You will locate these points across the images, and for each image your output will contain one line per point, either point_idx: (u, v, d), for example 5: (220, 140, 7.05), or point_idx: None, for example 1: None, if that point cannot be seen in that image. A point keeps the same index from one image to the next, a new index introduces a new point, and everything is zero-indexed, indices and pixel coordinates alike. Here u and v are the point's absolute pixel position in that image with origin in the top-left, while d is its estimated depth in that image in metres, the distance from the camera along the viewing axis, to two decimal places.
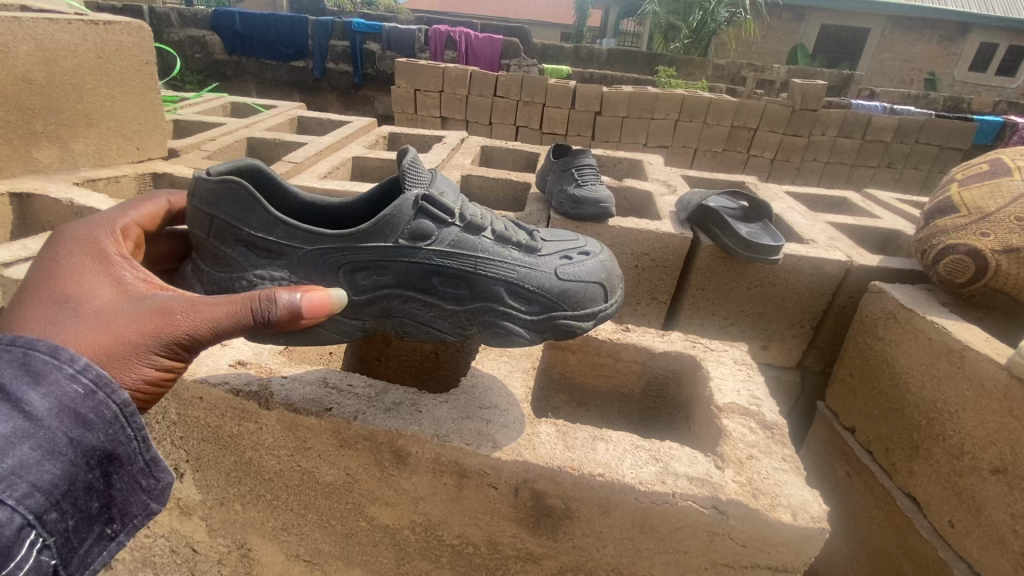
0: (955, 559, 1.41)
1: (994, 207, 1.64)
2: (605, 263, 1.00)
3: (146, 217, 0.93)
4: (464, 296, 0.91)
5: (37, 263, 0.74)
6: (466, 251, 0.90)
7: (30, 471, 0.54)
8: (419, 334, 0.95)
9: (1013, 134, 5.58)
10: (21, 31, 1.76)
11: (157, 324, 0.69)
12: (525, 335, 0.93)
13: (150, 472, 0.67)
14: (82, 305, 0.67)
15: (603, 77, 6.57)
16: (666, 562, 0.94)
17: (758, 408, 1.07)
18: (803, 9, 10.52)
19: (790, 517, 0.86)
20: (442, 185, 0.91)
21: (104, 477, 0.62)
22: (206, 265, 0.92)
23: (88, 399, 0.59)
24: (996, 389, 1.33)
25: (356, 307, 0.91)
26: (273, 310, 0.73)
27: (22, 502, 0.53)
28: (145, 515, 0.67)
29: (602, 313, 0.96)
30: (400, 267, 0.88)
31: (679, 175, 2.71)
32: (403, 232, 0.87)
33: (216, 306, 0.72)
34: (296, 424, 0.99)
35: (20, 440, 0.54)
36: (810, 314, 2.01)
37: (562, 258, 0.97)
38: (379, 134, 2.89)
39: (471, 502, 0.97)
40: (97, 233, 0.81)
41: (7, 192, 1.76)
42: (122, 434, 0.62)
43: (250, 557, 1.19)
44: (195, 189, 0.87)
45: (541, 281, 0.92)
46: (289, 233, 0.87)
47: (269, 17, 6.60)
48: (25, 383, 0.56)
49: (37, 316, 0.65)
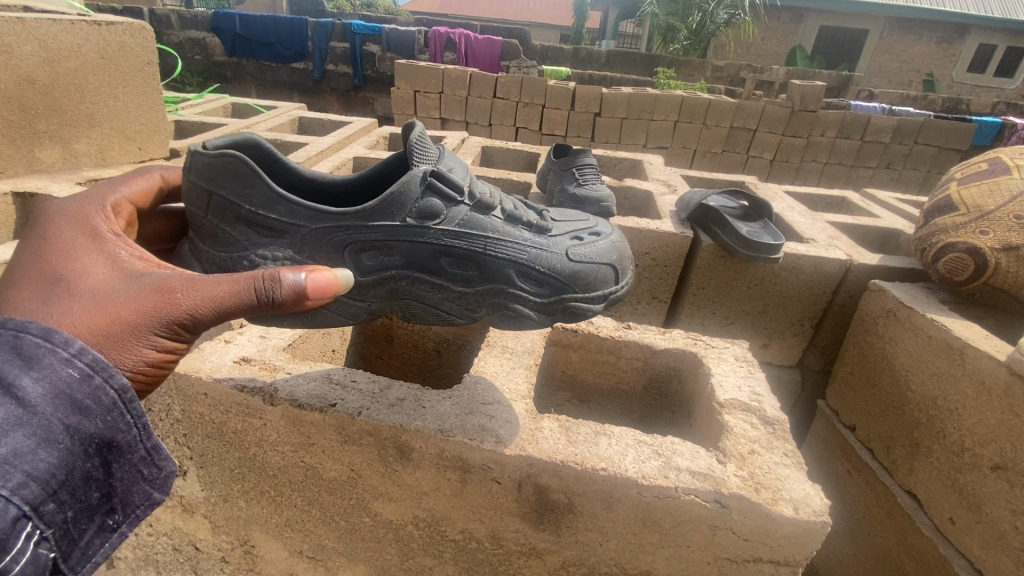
0: (954, 556, 1.42)
1: (992, 206, 1.65)
2: (616, 243, 1.02)
3: (138, 194, 0.93)
4: (473, 278, 0.91)
5: (29, 240, 0.74)
6: (475, 231, 0.90)
7: (25, 460, 0.54)
8: (427, 316, 0.94)
9: (1011, 135, 5.61)
10: (24, 31, 1.77)
11: (157, 304, 0.69)
12: (535, 318, 0.94)
13: (152, 461, 0.67)
14: (78, 285, 0.68)
15: (603, 78, 6.59)
16: (668, 557, 0.95)
17: (760, 404, 1.08)
18: (802, 10, 10.54)
19: (792, 511, 0.86)
20: (449, 162, 0.92)
21: (103, 466, 0.62)
22: (205, 245, 0.91)
23: (84, 384, 0.60)
24: (996, 385, 1.33)
25: (361, 289, 0.89)
26: (277, 290, 0.72)
27: (16, 492, 0.54)
28: (148, 505, 0.68)
29: (612, 294, 0.98)
30: (407, 247, 0.88)
31: (678, 175, 2.72)
32: (411, 211, 0.87)
33: (218, 285, 0.72)
34: (300, 420, 1.00)
35: (13, 428, 0.54)
36: (809, 314, 2.02)
37: (572, 239, 0.99)
38: (379, 135, 2.90)
39: (474, 496, 0.98)
40: (86, 209, 0.80)
41: (10, 191, 1.76)
42: (121, 421, 0.63)
43: (253, 554, 1.19)
44: (192, 164, 0.86)
45: (551, 262, 0.93)
46: (291, 211, 0.86)
47: (269, 18, 6.61)
48: (17, 367, 0.56)
49: (33, 296, 0.65)
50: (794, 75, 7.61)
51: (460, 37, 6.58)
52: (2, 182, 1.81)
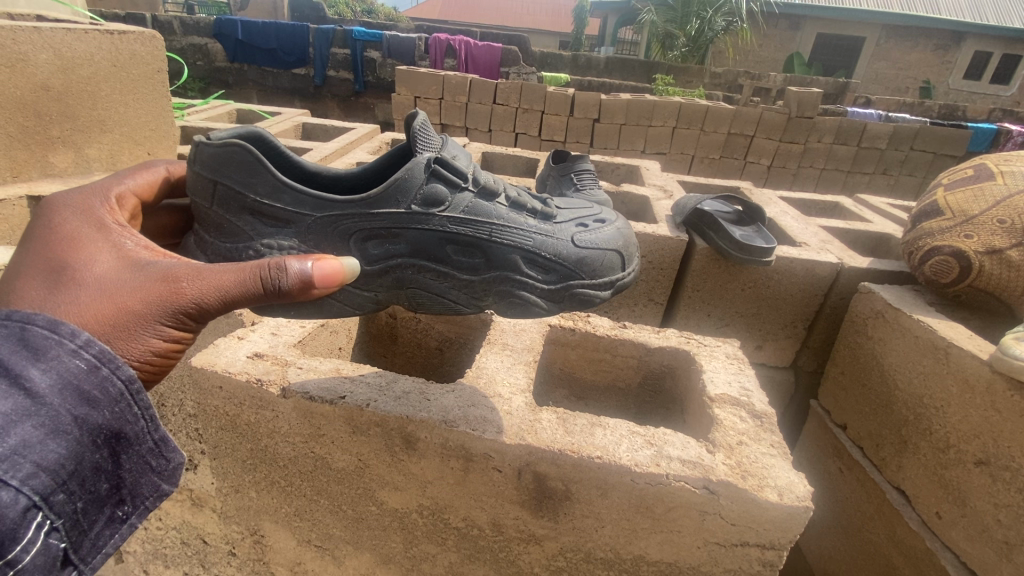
0: (942, 549, 1.46)
1: (977, 211, 1.71)
2: (622, 231, 1.08)
3: (144, 186, 0.97)
4: (479, 265, 0.95)
5: (36, 233, 0.77)
6: (480, 218, 0.95)
7: (34, 451, 0.58)
8: (434, 305, 0.98)
9: (1007, 141, 5.69)
10: (41, 40, 1.83)
11: (165, 293, 0.74)
12: (542, 305, 0.98)
13: (160, 452, 0.71)
14: (87, 276, 0.72)
15: (602, 85, 6.67)
16: (660, 542, 1.00)
17: (748, 399, 1.13)
18: (797, 18, 10.69)
19: (776, 497, 0.92)
20: (453, 150, 0.98)
21: (111, 457, 0.66)
22: (211, 236, 0.94)
23: (92, 374, 0.63)
24: (978, 382, 1.38)
25: (369, 279, 0.94)
26: (283, 278, 0.76)
27: (26, 483, 0.57)
28: (157, 496, 0.72)
29: (618, 281, 1.03)
30: (413, 234, 0.93)
31: (675, 179, 2.78)
32: (416, 198, 0.92)
33: (225, 274, 0.76)
34: (311, 412, 1.05)
35: (22, 418, 0.57)
36: (802, 315, 2.07)
37: (578, 226, 1.05)
38: (382, 141, 2.96)
39: (475, 484, 1.03)
40: (91, 201, 0.84)
41: (26, 195, 1.81)
42: (128, 412, 0.66)
43: (262, 544, 1.24)
44: (196, 155, 0.90)
45: (557, 249, 0.99)
46: (297, 199, 0.91)
47: (270, 25, 6.70)
48: (25, 359, 0.59)
49: (41, 289, 0.70)
50: (792, 81, 7.70)
51: (460, 44, 6.67)
52: (17, 185, 1.86)
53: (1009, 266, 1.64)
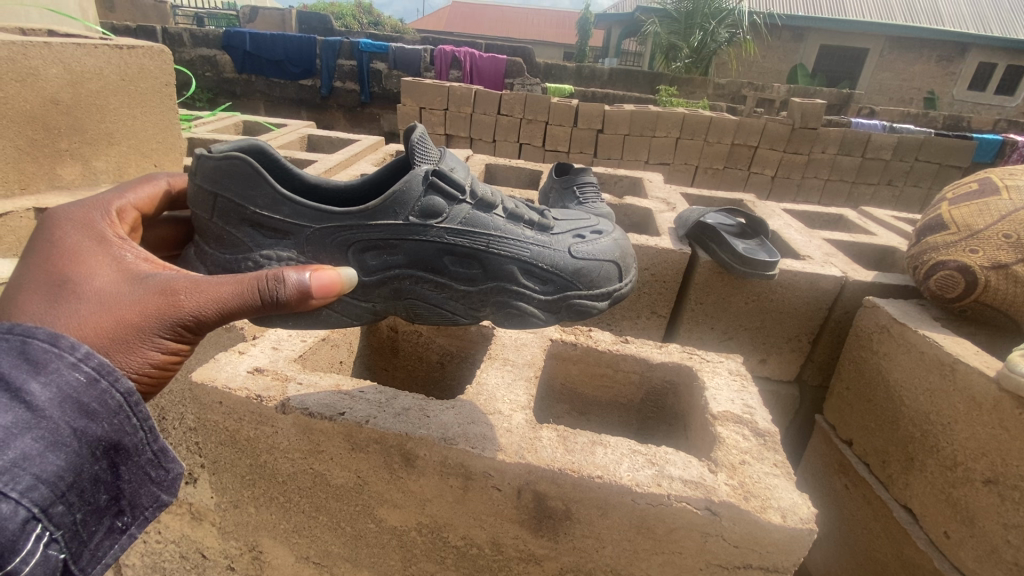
0: (950, 569, 1.43)
1: (982, 225, 1.70)
2: (619, 242, 1.08)
3: (144, 199, 0.97)
4: (476, 277, 0.95)
5: (37, 247, 0.77)
6: (477, 229, 0.95)
7: (33, 463, 0.57)
8: (431, 316, 0.98)
9: (1013, 151, 5.67)
10: (50, 55, 1.85)
11: (162, 306, 0.74)
12: (540, 315, 0.98)
13: (159, 463, 0.71)
14: (85, 289, 0.72)
15: (606, 96, 6.72)
16: (662, 563, 0.98)
17: (751, 416, 1.12)
18: (801, 29, 10.74)
19: (780, 518, 0.90)
20: (452, 163, 0.98)
21: (111, 468, 0.66)
22: (210, 248, 0.94)
23: (90, 387, 0.62)
24: (986, 400, 1.37)
25: (365, 289, 0.93)
26: (281, 290, 0.75)
27: (26, 495, 0.57)
28: (156, 507, 0.72)
29: (615, 292, 1.03)
30: (411, 246, 0.93)
31: (678, 191, 2.78)
32: (413, 210, 0.92)
33: (223, 286, 0.76)
34: (310, 428, 1.05)
35: (22, 431, 0.57)
36: (807, 329, 2.05)
37: (574, 237, 1.05)
38: (387, 152, 2.99)
39: (475, 502, 1.02)
40: (92, 214, 0.84)
41: (32, 208, 1.82)
42: (127, 424, 0.66)
43: (261, 559, 1.22)
44: (198, 168, 0.91)
45: (554, 260, 0.99)
46: (296, 211, 0.91)
47: (279, 37, 6.77)
48: (25, 372, 0.59)
49: (40, 301, 0.70)
50: (796, 92, 7.72)
51: (465, 55, 6.74)
52: (25, 198, 1.87)
53: (1015, 281, 1.61)
